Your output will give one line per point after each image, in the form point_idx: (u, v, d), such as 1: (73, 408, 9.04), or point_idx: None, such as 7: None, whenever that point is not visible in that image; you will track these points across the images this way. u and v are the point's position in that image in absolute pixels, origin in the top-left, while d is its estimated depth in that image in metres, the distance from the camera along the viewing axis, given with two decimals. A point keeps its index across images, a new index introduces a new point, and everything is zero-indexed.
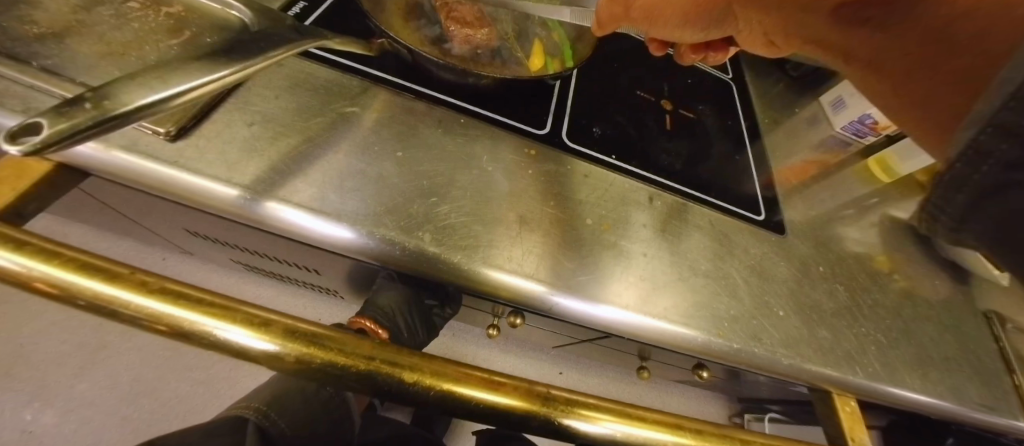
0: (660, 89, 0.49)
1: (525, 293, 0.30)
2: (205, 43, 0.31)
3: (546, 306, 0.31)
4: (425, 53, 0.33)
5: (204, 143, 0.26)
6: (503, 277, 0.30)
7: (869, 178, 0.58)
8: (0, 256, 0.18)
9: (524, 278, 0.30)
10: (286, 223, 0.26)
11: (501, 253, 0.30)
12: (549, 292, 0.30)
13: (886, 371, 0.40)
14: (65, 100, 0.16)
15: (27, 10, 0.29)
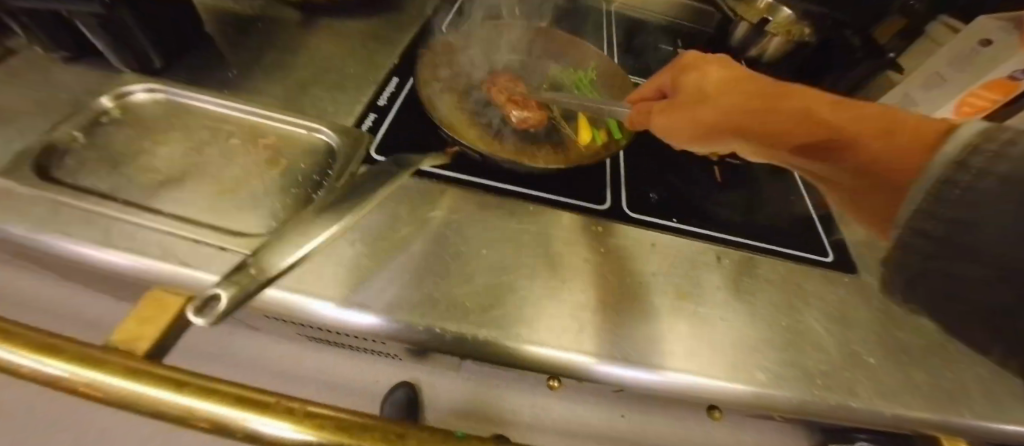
0: None
1: (604, 372, 0.30)
2: (301, 169, 0.35)
3: (599, 380, 0.30)
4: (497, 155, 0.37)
5: (313, 268, 0.29)
6: (583, 359, 0.30)
7: None
8: (49, 364, 0.19)
9: (603, 357, 0.30)
10: (334, 320, 0.28)
11: (578, 334, 0.31)
12: (628, 368, 0.30)
13: (999, 412, 0.37)
14: (237, 268, 0.22)
15: (150, 163, 0.35)
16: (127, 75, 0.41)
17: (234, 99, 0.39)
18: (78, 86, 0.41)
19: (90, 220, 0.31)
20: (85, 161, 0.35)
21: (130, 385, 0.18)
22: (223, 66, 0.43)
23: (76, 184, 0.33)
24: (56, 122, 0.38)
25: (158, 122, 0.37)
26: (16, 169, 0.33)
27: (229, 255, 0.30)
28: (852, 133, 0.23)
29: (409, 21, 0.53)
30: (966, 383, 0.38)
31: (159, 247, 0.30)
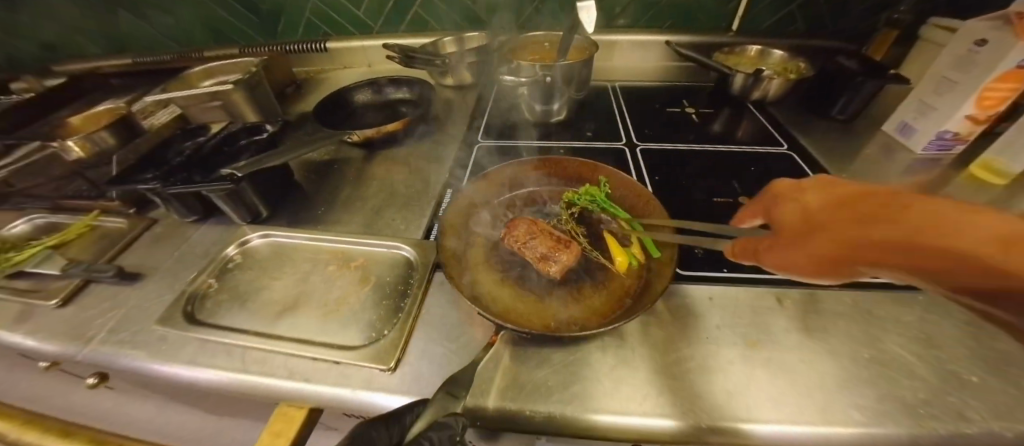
0: (735, 191, 0.59)
1: (670, 433, 0.32)
2: (387, 282, 0.42)
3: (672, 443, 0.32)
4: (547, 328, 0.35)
5: (412, 368, 0.35)
6: (647, 422, 0.32)
7: (985, 185, 0.60)
8: None
9: (665, 419, 0.32)
10: (367, 402, 0.34)
11: (640, 400, 0.33)
12: (695, 428, 0.32)
13: None
14: None
15: (270, 295, 0.42)
16: (244, 226, 0.52)
17: (326, 233, 0.49)
18: (207, 240, 0.52)
19: (226, 351, 0.38)
20: (218, 301, 0.43)
21: None
22: (318, 208, 0.56)
23: (215, 321, 0.41)
24: (192, 271, 0.47)
25: (270, 261, 0.46)
26: (170, 314, 0.41)
27: (340, 367, 0.36)
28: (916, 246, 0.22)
29: (450, 147, 0.68)
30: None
31: (284, 368, 0.36)
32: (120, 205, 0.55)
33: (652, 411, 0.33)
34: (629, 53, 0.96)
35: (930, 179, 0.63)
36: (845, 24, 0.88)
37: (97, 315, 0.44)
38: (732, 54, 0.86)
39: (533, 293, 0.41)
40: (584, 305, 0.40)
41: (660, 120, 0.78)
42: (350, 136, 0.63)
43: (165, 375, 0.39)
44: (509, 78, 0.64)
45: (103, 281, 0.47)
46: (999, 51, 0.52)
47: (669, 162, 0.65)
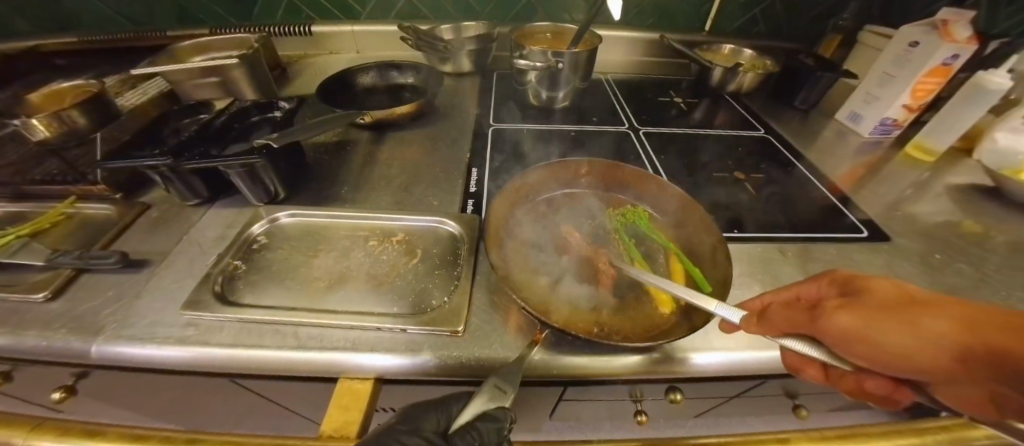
0: (728, 166, 0.64)
1: (714, 363, 0.36)
2: (435, 253, 0.43)
3: (715, 370, 0.36)
4: (562, 329, 0.32)
5: (479, 330, 0.37)
6: (696, 355, 0.36)
7: (915, 161, 0.74)
8: None
9: (710, 352, 0.37)
10: (438, 367, 0.34)
11: (688, 339, 0.37)
12: (735, 354, 0.37)
13: None
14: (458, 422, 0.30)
15: (311, 272, 0.41)
16: (261, 207, 0.50)
17: (358, 211, 0.48)
18: (220, 223, 0.48)
19: (274, 330, 0.36)
20: (251, 282, 0.40)
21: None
22: (340, 188, 0.54)
23: (252, 301, 0.38)
24: (213, 254, 0.44)
25: (301, 240, 0.45)
26: (197, 298, 0.38)
27: (407, 335, 0.36)
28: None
29: (463, 132, 0.69)
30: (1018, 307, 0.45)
31: (346, 340, 0.35)
32: (103, 190, 0.48)
33: (626, 352, 0.36)
34: (616, 48, 1.02)
35: (875, 159, 0.75)
36: (796, 27, 1.00)
37: (101, 306, 0.38)
38: (709, 50, 0.95)
39: (562, 294, 0.37)
40: (604, 325, 0.35)
41: (653, 108, 0.84)
42: (363, 117, 0.61)
43: (198, 363, 0.35)
44: (523, 61, 0.68)
45: (102, 271, 0.41)
46: (928, 51, 0.64)
47: (668, 143, 0.71)
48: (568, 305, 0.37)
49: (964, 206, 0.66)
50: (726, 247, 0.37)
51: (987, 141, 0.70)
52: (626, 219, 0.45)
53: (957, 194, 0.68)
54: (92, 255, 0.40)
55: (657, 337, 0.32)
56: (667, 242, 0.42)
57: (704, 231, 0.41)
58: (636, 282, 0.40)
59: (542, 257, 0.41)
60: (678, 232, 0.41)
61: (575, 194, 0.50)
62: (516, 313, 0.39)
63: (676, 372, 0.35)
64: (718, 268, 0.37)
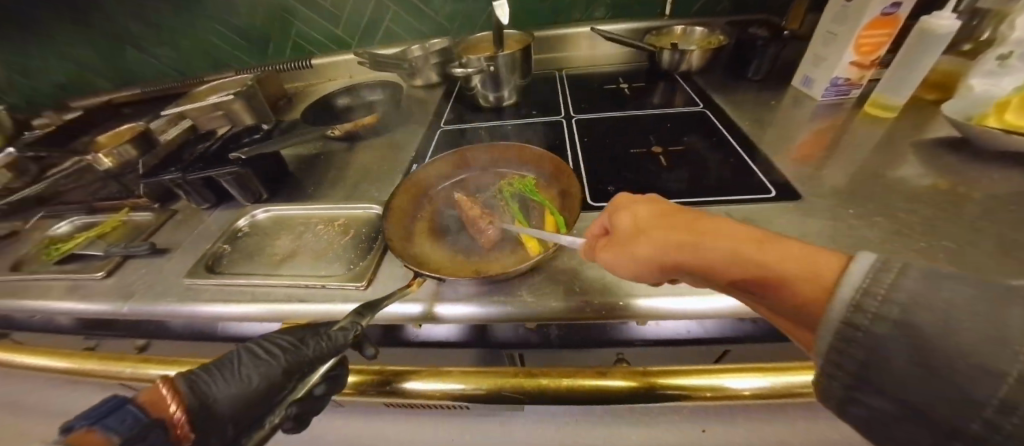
0: (651, 142, 0.68)
1: (574, 310, 0.42)
2: (363, 231, 0.54)
3: (577, 316, 0.42)
4: (431, 273, 0.42)
5: (381, 285, 0.46)
6: (557, 303, 0.43)
7: (876, 119, 0.71)
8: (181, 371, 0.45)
9: (571, 299, 0.43)
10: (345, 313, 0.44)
11: (552, 290, 0.44)
12: (595, 300, 0.42)
13: (972, 267, 0.43)
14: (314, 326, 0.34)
15: (271, 250, 0.54)
16: (248, 206, 0.65)
17: (314, 204, 0.60)
18: (222, 220, 0.63)
19: (239, 290, 0.49)
20: (231, 259, 0.54)
21: None
22: (309, 188, 0.68)
23: (225, 271, 0.52)
24: (209, 242, 0.59)
25: (271, 228, 0.58)
26: (193, 269, 0.52)
27: (327, 290, 0.47)
28: (791, 289, 0.26)
29: (419, 135, 0.80)
30: (929, 256, 0.43)
31: (285, 295, 0.47)
32: (146, 201, 0.67)
33: (497, 300, 0.44)
34: (577, 44, 1.07)
35: (829, 122, 0.73)
36: None
37: (133, 280, 0.54)
38: (664, 34, 0.97)
39: (448, 251, 0.47)
40: (479, 267, 0.45)
41: (601, 95, 0.89)
42: (332, 131, 0.75)
43: (190, 314, 0.49)
44: (461, 69, 0.77)
45: (137, 257, 0.58)
46: (861, 5, 0.62)
47: (604, 125, 0.75)
48: (452, 260, 0.47)
49: (921, 160, 0.62)
50: (577, 204, 0.45)
51: (962, 89, 0.64)
52: (511, 187, 0.54)
53: (917, 149, 0.64)
54: (131, 246, 0.57)
55: (509, 272, 0.42)
56: (534, 199, 0.51)
57: (569, 190, 0.50)
58: (512, 237, 0.49)
59: (439, 226, 0.51)
60: (537, 190, 0.50)
61: (479, 175, 0.59)
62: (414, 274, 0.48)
63: (536, 315, 0.42)
64: (571, 215, 0.46)
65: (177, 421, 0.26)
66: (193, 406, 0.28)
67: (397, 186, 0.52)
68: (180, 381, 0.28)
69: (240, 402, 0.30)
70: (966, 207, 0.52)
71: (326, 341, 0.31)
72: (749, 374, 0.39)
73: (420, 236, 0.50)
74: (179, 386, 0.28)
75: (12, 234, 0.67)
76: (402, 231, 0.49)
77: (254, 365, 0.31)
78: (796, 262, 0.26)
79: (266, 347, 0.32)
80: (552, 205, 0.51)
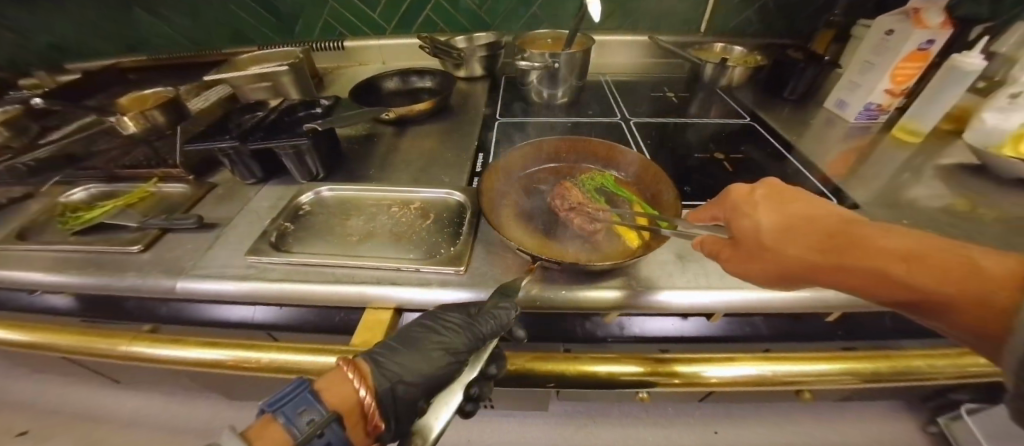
0: (710, 149, 0.71)
1: (683, 298, 0.42)
2: (444, 216, 0.52)
3: (686, 306, 0.42)
4: (545, 258, 0.41)
5: (480, 270, 0.45)
6: (667, 293, 0.43)
7: (902, 143, 0.78)
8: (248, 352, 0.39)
9: (679, 289, 0.43)
10: (445, 298, 0.42)
11: (657, 279, 0.44)
12: (704, 291, 0.43)
13: None
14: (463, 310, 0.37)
15: (344, 229, 0.51)
16: (303, 184, 0.60)
17: (381, 185, 0.57)
18: (273, 197, 0.58)
19: (315, 271, 0.45)
20: (298, 237, 0.50)
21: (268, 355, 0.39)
22: (367, 170, 0.64)
23: (294, 249, 0.48)
24: (266, 218, 0.54)
25: (336, 208, 0.54)
26: (257, 246, 0.47)
27: (421, 273, 0.44)
28: (962, 306, 0.25)
29: (473, 126, 0.79)
30: None
31: (374, 277, 0.44)
32: (180, 172, 0.60)
33: (604, 289, 0.43)
34: (615, 51, 1.09)
35: (862, 142, 0.79)
36: (790, 26, 1.06)
37: (180, 256, 0.48)
38: (702, 51, 1.02)
39: (546, 239, 0.47)
40: (582, 256, 0.45)
41: (646, 102, 0.92)
42: (387, 113, 0.72)
43: (256, 294, 0.44)
44: (524, 63, 0.77)
45: (178, 231, 0.52)
46: (902, 38, 0.68)
47: (658, 130, 0.78)
48: (552, 247, 0.46)
49: (950, 181, 0.68)
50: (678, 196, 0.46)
51: (975, 121, 0.71)
52: (595, 180, 0.54)
53: (945, 171, 0.70)
54: (172, 218, 0.51)
55: (623, 261, 0.42)
56: (623, 194, 0.52)
57: (659, 184, 0.51)
58: (608, 229, 0.49)
59: (529, 216, 0.50)
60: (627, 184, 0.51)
61: (558, 169, 0.59)
62: (510, 261, 0.46)
63: (647, 305, 0.42)
64: (673, 209, 0.47)
65: (370, 404, 0.30)
66: (382, 388, 0.31)
67: (487, 173, 0.51)
68: (361, 364, 0.31)
69: (426, 377, 0.33)
70: (1002, 227, 0.57)
71: (494, 320, 0.35)
72: (733, 364, 0.39)
73: (512, 224, 0.49)
74: (365, 368, 0.31)
75: (16, 198, 0.58)
76: (497, 216, 0.48)
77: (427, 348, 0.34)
78: (978, 272, 0.25)
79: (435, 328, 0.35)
80: (638, 200, 0.52)
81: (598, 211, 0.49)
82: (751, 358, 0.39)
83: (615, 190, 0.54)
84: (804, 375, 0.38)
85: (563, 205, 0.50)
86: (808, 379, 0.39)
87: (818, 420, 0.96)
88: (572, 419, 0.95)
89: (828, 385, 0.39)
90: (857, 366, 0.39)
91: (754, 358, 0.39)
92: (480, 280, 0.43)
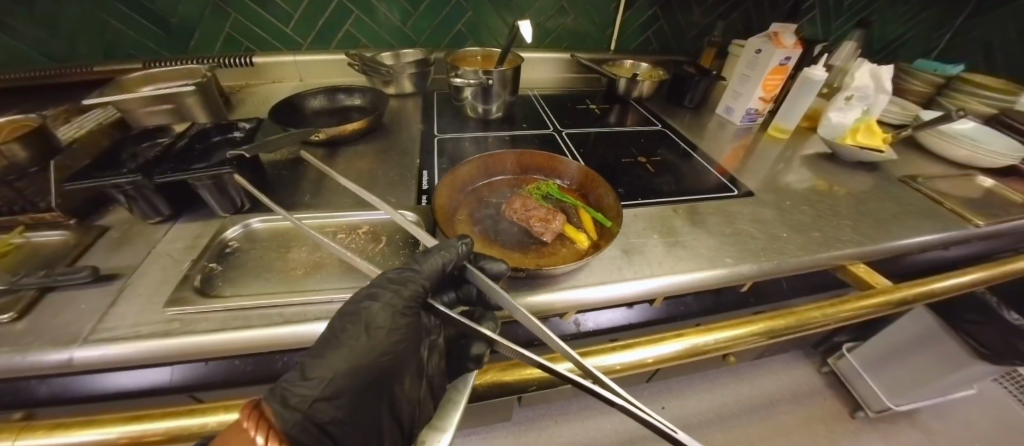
0: (634, 154, 0.80)
1: (634, 288, 0.47)
2: (397, 238, 0.51)
3: (636, 294, 0.48)
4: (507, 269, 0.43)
5: None
6: (620, 285, 0.47)
7: (775, 139, 0.96)
8: (188, 419, 0.34)
9: (630, 280, 0.48)
10: None
11: (613, 275, 0.49)
12: (649, 278, 0.49)
13: (867, 238, 0.62)
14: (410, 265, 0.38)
15: (286, 263, 0.47)
16: (227, 217, 0.54)
17: (324, 211, 0.54)
18: (190, 235, 0.51)
19: (259, 313, 0.41)
20: (229, 279, 0.44)
21: (217, 416, 0.34)
22: (303, 196, 0.60)
23: (228, 292, 0.43)
24: (186, 260, 0.48)
25: (271, 241, 0.50)
26: (178, 295, 0.42)
27: None
28: None
29: (413, 143, 0.79)
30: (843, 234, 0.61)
31: (329, 311, 0.41)
32: (57, 216, 0.50)
33: (565, 291, 0.46)
34: (539, 67, 1.17)
35: (748, 140, 0.96)
36: (683, 44, 1.24)
37: (74, 318, 0.40)
38: (615, 66, 1.14)
39: (505, 249, 0.49)
40: (542, 261, 0.48)
41: (573, 113, 1.00)
42: (316, 135, 0.68)
43: (183, 351, 0.38)
44: (458, 80, 0.80)
45: (65, 288, 0.43)
46: (768, 56, 0.85)
47: (589, 139, 0.85)
48: (512, 257, 0.48)
49: (811, 168, 0.86)
50: (617, 197, 0.52)
51: (824, 119, 0.91)
52: (542, 189, 0.58)
53: (806, 160, 0.88)
54: (56, 272, 0.42)
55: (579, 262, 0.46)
56: (568, 200, 0.57)
57: (598, 188, 0.57)
58: (559, 234, 0.53)
59: (486, 229, 0.52)
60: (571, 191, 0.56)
61: (504, 181, 0.62)
62: None
63: (605, 298, 0.46)
64: (610, 210, 0.53)
65: None
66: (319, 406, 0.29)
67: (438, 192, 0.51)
68: (263, 411, 0.28)
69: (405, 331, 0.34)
70: (848, 201, 0.73)
71: (445, 256, 0.38)
72: (658, 344, 0.44)
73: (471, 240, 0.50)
74: (271, 416, 0.28)
75: None
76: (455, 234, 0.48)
77: (369, 339, 0.32)
78: None
79: (371, 312, 0.33)
80: (582, 204, 0.57)
81: (549, 216, 0.53)
82: (672, 337, 0.45)
83: (560, 198, 0.59)
84: (713, 343, 0.44)
85: (517, 216, 0.53)
86: (716, 346, 0.45)
87: (741, 378, 1.12)
88: (535, 423, 0.97)
89: (731, 351, 0.46)
90: (758, 328, 0.46)
91: (673, 337, 0.45)
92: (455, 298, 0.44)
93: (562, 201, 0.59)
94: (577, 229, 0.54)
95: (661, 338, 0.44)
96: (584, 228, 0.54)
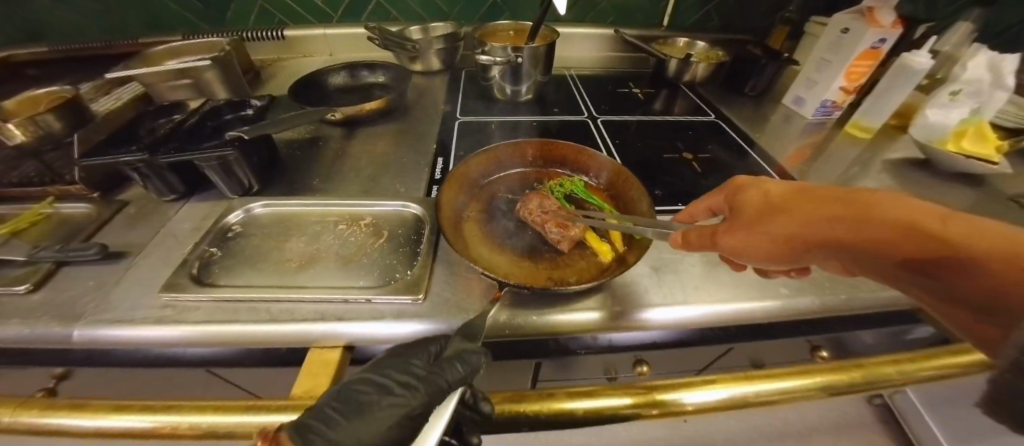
0: (678, 148, 0.70)
1: (671, 318, 0.40)
2: (399, 233, 0.47)
3: (670, 324, 0.40)
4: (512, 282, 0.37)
5: (437, 298, 0.40)
6: (654, 312, 0.40)
7: (855, 139, 0.80)
8: (164, 417, 0.32)
9: (666, 307, 0.41)
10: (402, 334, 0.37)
11: (644, 298, 0.41)
12: (686, 306, 0.41)
13: None
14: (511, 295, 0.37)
15: (282, 254, 0.44)
16: (235, 199, 0.52)
17: (328, 199, 0.51)
18: (198, 216, 0.51)
19: (248, 307, 0.39)
20: (226, 267, 0.43)
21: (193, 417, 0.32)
22: (312, 180, 0.57)
23: (221, 282, 0.41)
24: (189, 243, 0.47)
25: (273, 228, 0.48)
26: (174, 281, 0.40)
27: (372, 304, 0.39)
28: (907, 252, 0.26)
29: (432, 126, 0.73)
30: None
31: (316, 312, 0.38)
32: (81, 189, 0.51)
33: (580, 312, 0.40)
34: (578, 44, 1.06)
35: (820, 138, 0.81)
36: (750, 21, 1.07)
37: (81, 295, 0.41)
38: (666, 45, 1.01)
39: (515, 257, 0.43)
40: (556, 275, 0.42)
41: (612, 97, 0.89)
42: (332, 115, 0.64)
43: (172, 341, 0.37)
44: (484, 57, 0.72)
45: (77, 263, 0.43)
46: (857, 37, 0.69)
47: (628, 128, 0.75)
48: (522, 267, 0.43)
49: (899, 176, 0.70)
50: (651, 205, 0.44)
51: (919, 117, 0.74)
52: (565, 187, 0.52)
53: (894, 165, 0.73)
54: (69, 248, 0.43)
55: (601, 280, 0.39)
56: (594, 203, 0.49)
57: (631, 190, 0.49)
58: (579, 243, 0.46)
59: (496, 231, 0.47)
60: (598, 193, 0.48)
61: (522, 174, 0.56)
62: (477, 287, 0.42)
63: (630, 326, 0.39)
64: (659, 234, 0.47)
65: None
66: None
67: (445, 188, 0.46)
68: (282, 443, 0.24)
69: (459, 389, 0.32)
70: None
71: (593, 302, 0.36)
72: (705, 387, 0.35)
73: (477, 243, 0.45)
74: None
75: None
76: (459, 237, 0.43)
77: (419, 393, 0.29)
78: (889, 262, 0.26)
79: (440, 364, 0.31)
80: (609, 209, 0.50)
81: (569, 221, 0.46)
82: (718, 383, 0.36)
83: (585, 199, 0.51)
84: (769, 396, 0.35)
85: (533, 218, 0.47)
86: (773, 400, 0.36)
87: None
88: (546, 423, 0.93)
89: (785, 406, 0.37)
90: (819, 381, 0.36)
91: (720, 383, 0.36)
92: (456, 309, 0.39)
93: (586, 202, 0.52)
94: (600, 237, 0.47)
95: (709, 382, 0.35)
96: (609, 237, 0.47)
